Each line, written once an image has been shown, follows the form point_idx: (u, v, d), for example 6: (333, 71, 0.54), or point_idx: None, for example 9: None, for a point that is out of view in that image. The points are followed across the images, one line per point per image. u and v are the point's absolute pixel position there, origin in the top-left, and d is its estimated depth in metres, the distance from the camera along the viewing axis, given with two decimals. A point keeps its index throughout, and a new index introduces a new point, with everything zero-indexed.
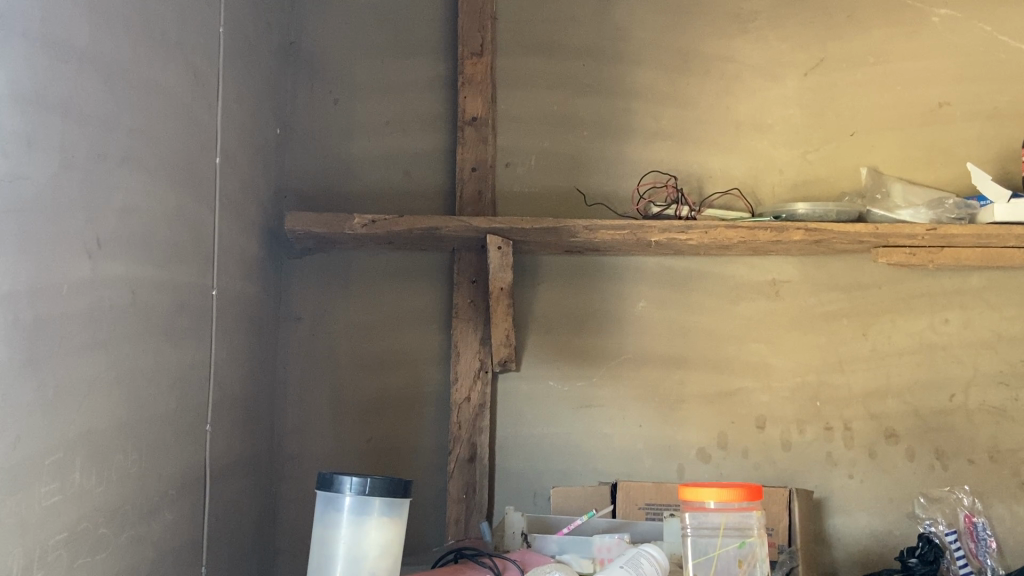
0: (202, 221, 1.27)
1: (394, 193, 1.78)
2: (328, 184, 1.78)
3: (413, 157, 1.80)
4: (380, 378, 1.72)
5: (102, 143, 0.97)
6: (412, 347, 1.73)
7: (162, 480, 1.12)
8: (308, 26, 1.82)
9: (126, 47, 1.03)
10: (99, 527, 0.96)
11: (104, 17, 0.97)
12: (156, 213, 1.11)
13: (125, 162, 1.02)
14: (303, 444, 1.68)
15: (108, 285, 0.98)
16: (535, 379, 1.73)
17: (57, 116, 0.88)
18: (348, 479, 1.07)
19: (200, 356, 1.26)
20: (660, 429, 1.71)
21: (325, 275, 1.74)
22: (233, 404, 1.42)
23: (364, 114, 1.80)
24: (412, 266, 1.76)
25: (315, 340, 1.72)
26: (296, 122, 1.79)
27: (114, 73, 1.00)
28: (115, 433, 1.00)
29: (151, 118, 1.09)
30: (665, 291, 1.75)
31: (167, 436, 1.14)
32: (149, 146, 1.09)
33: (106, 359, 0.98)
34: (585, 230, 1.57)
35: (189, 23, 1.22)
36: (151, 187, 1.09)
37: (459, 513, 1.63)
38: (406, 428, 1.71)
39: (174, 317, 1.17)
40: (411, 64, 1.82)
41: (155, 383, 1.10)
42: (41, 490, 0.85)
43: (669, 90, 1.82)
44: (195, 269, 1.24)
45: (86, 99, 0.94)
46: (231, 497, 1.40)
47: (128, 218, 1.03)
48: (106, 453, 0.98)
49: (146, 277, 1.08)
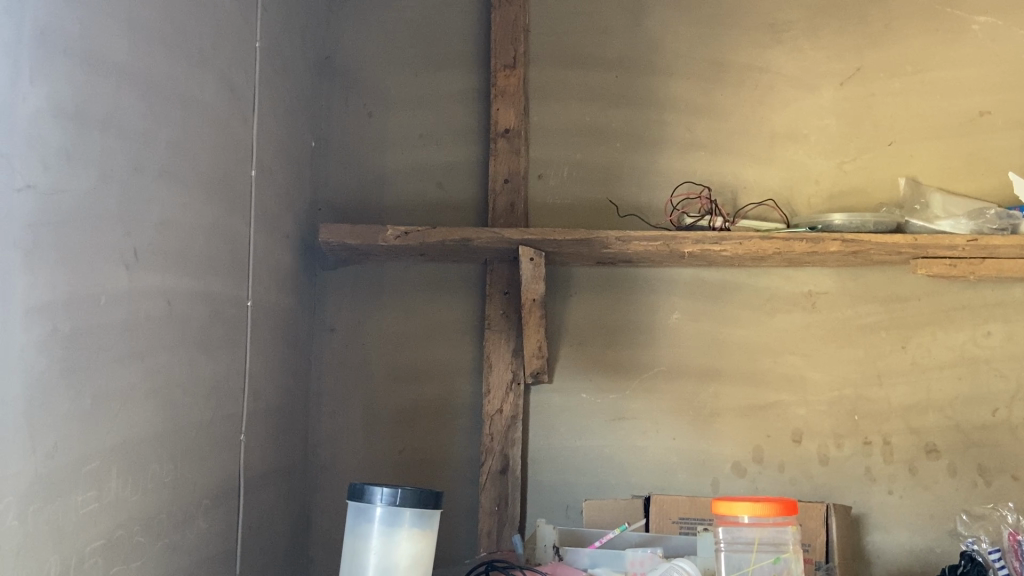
0: (237, 232, 1.28)
1: (426, 204, 1.79)
2: (362, 196, 1.79)
3: (446, 169, 1.81)
4: (412, 389, 1.73)
5: (139, 156, 0.99)
6: (445, 358, 1.74)
7: (196, 488, 1.13)
8: (343, 41, 1.85)
9: (163, 63, 1.05)
10: (134, 535, 0.98)
11: (142, 34, 1.00)
12: (192, 224, 1.13)
13: (161, 175, 1.04)
14: (336, 455, 1.70)
15: (144, 297, 1.00)
16: (567, 390, 1.72)
17: (95, 129, 0.90)
18: (379, 490, 1.08)
19: (235, 365, 1.28)
20: (694, 443, 1.69)
21: (359, 286, 1.76)
22: (267, 414, 1.43)
23: (397, 127, 1.82)
24: (444, 278, 1.76)
25: (349, 352, 1.74)
26: (330, 135, 1.81)
27: (152, 87, 1.02)
28: (151, 442, 1.02)
29: (187, 132, 1.11)
30: (699, 303, 1.74)
31: (202, 445, 1.15)
32: (185, 159, 1.11)
33: (142, 370, 1.00)
34: (618, 241, 1.56)
35: (225, 37, 1.24)
36: (187, 200, 1.11)
37: (490, 524, 1.62)
38: (437, 439, 1.71)
39: (209, 327, 1.18)
40: (445, 76, 1.84)
41: (189, 392, 1.12)
42: (78, 498, 0.86)
43: (702, 101, 1.81)
44: (231, 281, 1.26)
45: (125, 114, 0.96)
46: (264, 508, 1.41)
47: (164, 230, 1.05)
48: (141, 463, 0.99)
49: (182, 288, 1.10)
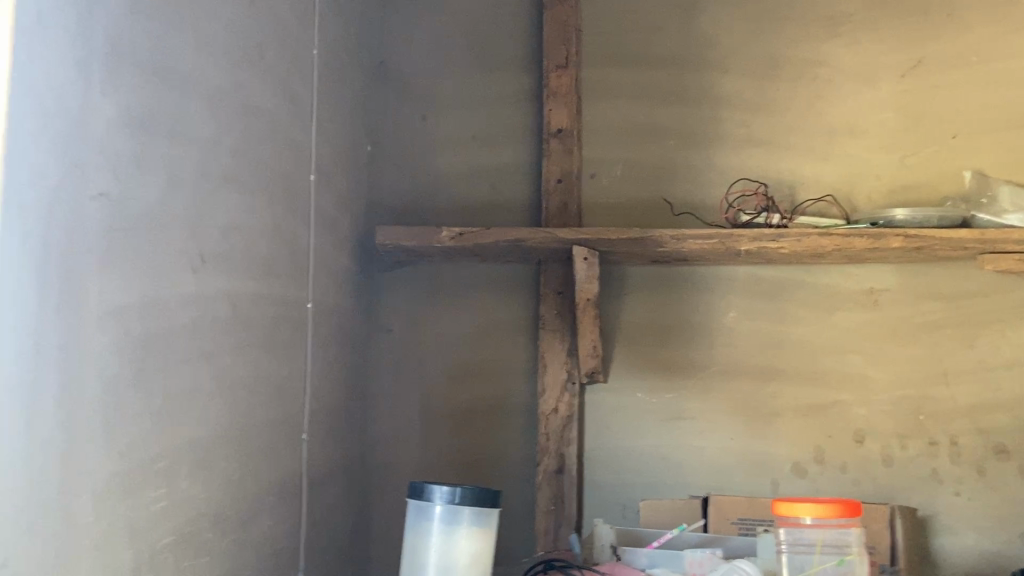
0: (297, 236, 1.31)
1: (479, 205, 1.81)
2: (417, 199, 1.82)
3: (499, 171, 1.82)
4: (468, 389, 1.75)
5: (205, 164, 1.02)
6: (499, 358, 1.75)
7: (260, 485, 1.16)
8: (397, 46, 1.87)
9: (226, 72, 1.08)
10: (203, 531, 1.01)
11: (206, 45, 1.03)
12: (255, 229, 1.15)
13: (225, 181, 1.07)
14: (394, 454, 1.72)
15: (210, 299, 1.03)
16: (622, 390, 1.71)
17: (164, 138, 0.93)
18: (438, 488, 1.09)
19: (296, 366, 1.31)
20: (752, 443, 1.67)
21: (414, 287, 1.78)
22: (327, 413, 1.46)
23: (450, 129, 1.84)
24: (497, 278, 1.77)
25: (405, 352, 1.76)
26: (385, 139, 1.84)
27: (216, 96, 1.05)
28: (218, 441, 1.05)
29: (249, 140, 1.14)
30: (756, 302, 1.72)
31: (266, 444, 1.18)
32: (247, 166, 1.14)
33: (209, 370, 1.03)
34: (673, 240, 1.55)
35: (285, 46, 1.27)
36: (250, 205, 1.14)
37: (547, 524, 1.63)
38: (493, 439, 1.72)
39: (272, 329, 1.21)
40: (497, 77, 1.85)
41: (253, 392, 1.15)
42: (150, 494, 0.89)
43: (757, 97, 1.79)
44: (292, 283, 1.29)
45: (191, 123, 0.99)
46: (325, 506, 1.44)
47: (228, 234, 1.08)
48: (208, 460, 1.02)
49: (245, 291, 1.13)
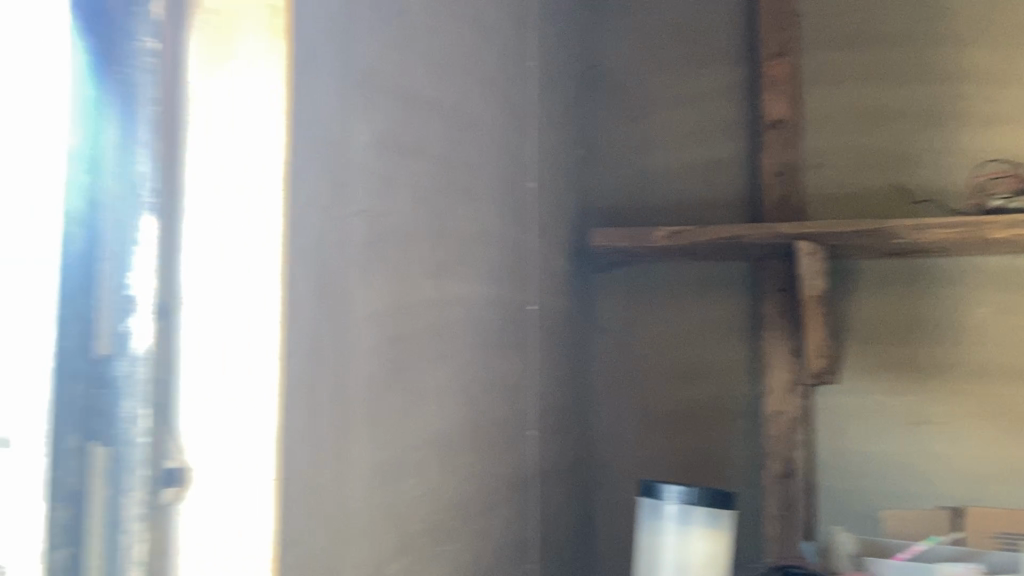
0: (521, 241, 1.36)
1: (694, 203, 1.79)
2: (630, 200, 1.83)
3: (714, 166, 1.78)
4: (686, 390, 1.72)
5: (441, 177, 1.09)
6: (719, 358, 1.71)
7: (496, 479, 1.22)
8: (605, 49, 1.89)
9: (456, 90, 1.14)
10: (450, 520, 1.07)
11: (439, 66, 1.09)
12: (483, 236, 1.22)
13: (457, 193, 1.14)
14: (614, 453, 1.74)
15: (448, 304, 1.10)
16: (855, 391, 1.62)
17: (408, 156, 1.00)
18: (670, 488, 1.09)
19: (524, 366, 1.36)
20: (1010, 450, 1.52)
21: (629, 287, 1.78)
22: (551, 412, 1.50)
23: (661, 128, 1.83)
24: (714, 277, 1.73)
25: (622, 352, 1.77)
26: (596, 142, 1.86)
27: (448, 114, 1.11)
28: (459, 436, 1.11)
29: (476, 152, 1.20)
30: (1012, 295, 1.55)
31: (499, 440, 1.24)
32: (476, 177, 1.20)
33: (449, 370, 1.09)
34: (910, 231, 1.44)
35: (504, 59, 1.33)
36: (479, 214, 1.20)
37: (777, 530, 1.58)
38: (714, 441, 1.69)
39: (501, 330, 1.27)
40: (708, 71, 1.81)
41: (487, 391, 1.21)
42: (406, 485, 0.97)
43: (1004, 69, 1.62)
44: (517, 287, 1.35)
45: (428, 140, 1.06)
46: (553, 502, 1.49)
47: (461, 242, 1.14)
48: (451, 455, 1.09)
49: (477, 295, 1.19)
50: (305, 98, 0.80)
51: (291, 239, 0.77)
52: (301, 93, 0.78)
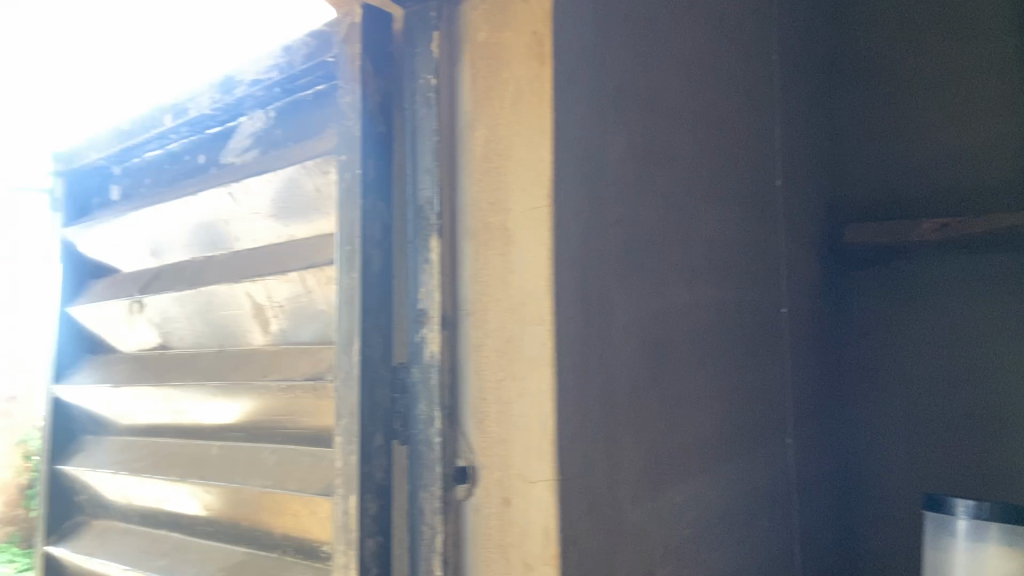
0: (771, 243, 1.33)
1: (966, 190, 1.62)
2: (888, 193, 1.71)
3: (990, 148, 1.60)
4: (964, 395, 1.56)
5: (693, 183, 1.09)
6: (1004, 360, 1.53)
7: (756, 488, 1.20)
8: (853, 34, 1.78)
9: (703, 94, 1.13)
10: (713, 527, 1.06)
11: (687, 72, 1.09)
12: (733, 240, 1.20)
13: (708, 198, 1.13)
14: (880, 462, 1.65)
15: (703, 309, 1.09)
16: None
17: (663, 165, 1.01)
18: (960, 502, 1.12)
19: (779, 371, 1.32)
20: None
21: (890, 286, 1.66)
22: (810, 419, 1.44)
23: (922, 113, 1.69)
24: (994, 270, 1.55)
25: (885, 354, 1.66)
26: (846, 135, 1.77)
27: (696, 119, 1.11)
28: (718, 443, 1.10)
29: (724, 155, 1.19)
30: None
31: (757, 447, 1.21)
32: (724, 180, 1.18)
33: (707, 376, 1.09)
34: None
35: (748, 59, 1.30)
36: (728, 217, 1.19)
37: None
38: (1002, 453, 1.52)
39: (755, 336, 1.24)
40: (978, 43, 1.63)
41: (743, 398, 1.19)
42: (671, 492, 0.97)
43: None
44: (770, 290, 1.31)
45: (680, 147, 1.06)
46: (817, 513, 1.44)
47: (713, 247, 1.13)
48: (712, 461, 1.08)
49: (730, 300, 1.17)
50: (565, 116, 0.80)
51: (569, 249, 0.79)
52: (571, 111, 0.81)
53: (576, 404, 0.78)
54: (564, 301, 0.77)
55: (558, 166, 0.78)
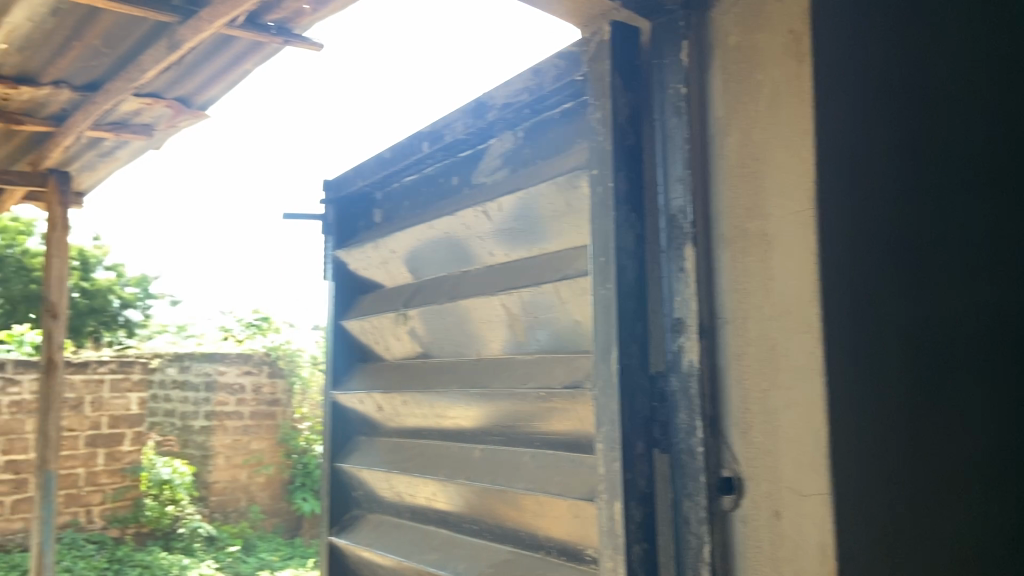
0: None
1: None
2: None
3: None
4: None
5: (966, 174, 1.00)
6: None
7: None
8: None
9: (973, 76, 1.03)
10: (1003, 552, 0.96)
11: (955, 54, 1.01)
12: (1014, 234, 1.08)
13: (983, 189, 1.03)
14: None
15: (983, 312, 0.99)
16: None
17: (934, 156, 0.93)
18: None
19: None
20: None
21: None
22: None
23: None
24: None
25: None
26: None
27: (967, 104, 1.02)
28: (1006, 460, 1.00)
29: (999, 141, 1.08)
30: None
31: None
32: (1000, 168, 1.07)
33: (992, 385, 0.98)
34: None
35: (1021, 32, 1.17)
36: (1007, 209, 1.07)
37: None
38: None
39: None
40: None
41: None
42: (954, 511, 0.89)
43: None
44: None
45: (951, 135, 0.97)
46: None
47: (992, 243, 1.03)
48: (999, 479, 0.97)
49: (1013, 300, 1.06)
50: (830, 113, 0.77)
51: (838, 252, 0.76)
52: (834, 107, 0.77)
53: (853, 415, 0.75)
54: (834, 307, 0.74)
55: (821, 166, 0.75)
